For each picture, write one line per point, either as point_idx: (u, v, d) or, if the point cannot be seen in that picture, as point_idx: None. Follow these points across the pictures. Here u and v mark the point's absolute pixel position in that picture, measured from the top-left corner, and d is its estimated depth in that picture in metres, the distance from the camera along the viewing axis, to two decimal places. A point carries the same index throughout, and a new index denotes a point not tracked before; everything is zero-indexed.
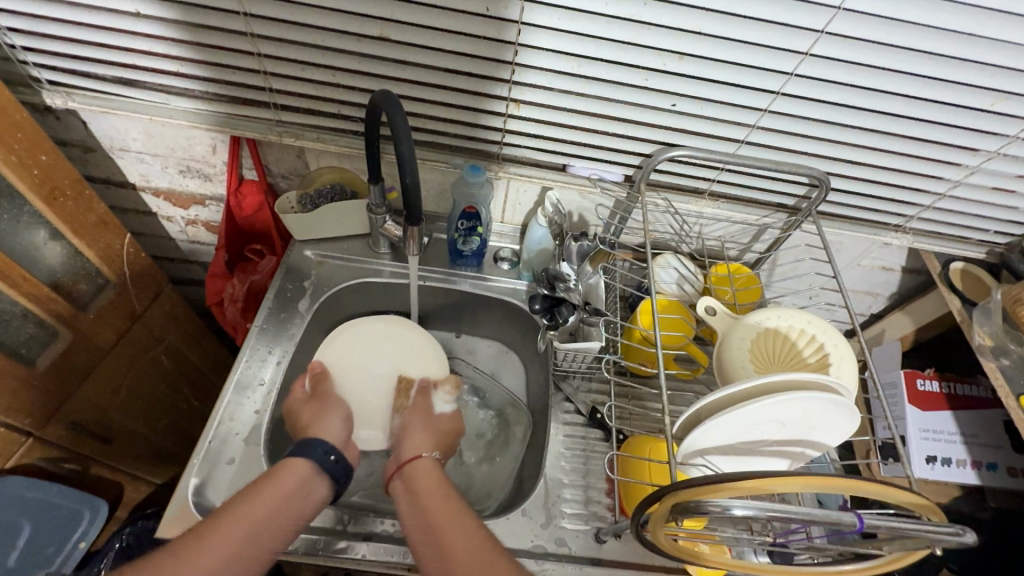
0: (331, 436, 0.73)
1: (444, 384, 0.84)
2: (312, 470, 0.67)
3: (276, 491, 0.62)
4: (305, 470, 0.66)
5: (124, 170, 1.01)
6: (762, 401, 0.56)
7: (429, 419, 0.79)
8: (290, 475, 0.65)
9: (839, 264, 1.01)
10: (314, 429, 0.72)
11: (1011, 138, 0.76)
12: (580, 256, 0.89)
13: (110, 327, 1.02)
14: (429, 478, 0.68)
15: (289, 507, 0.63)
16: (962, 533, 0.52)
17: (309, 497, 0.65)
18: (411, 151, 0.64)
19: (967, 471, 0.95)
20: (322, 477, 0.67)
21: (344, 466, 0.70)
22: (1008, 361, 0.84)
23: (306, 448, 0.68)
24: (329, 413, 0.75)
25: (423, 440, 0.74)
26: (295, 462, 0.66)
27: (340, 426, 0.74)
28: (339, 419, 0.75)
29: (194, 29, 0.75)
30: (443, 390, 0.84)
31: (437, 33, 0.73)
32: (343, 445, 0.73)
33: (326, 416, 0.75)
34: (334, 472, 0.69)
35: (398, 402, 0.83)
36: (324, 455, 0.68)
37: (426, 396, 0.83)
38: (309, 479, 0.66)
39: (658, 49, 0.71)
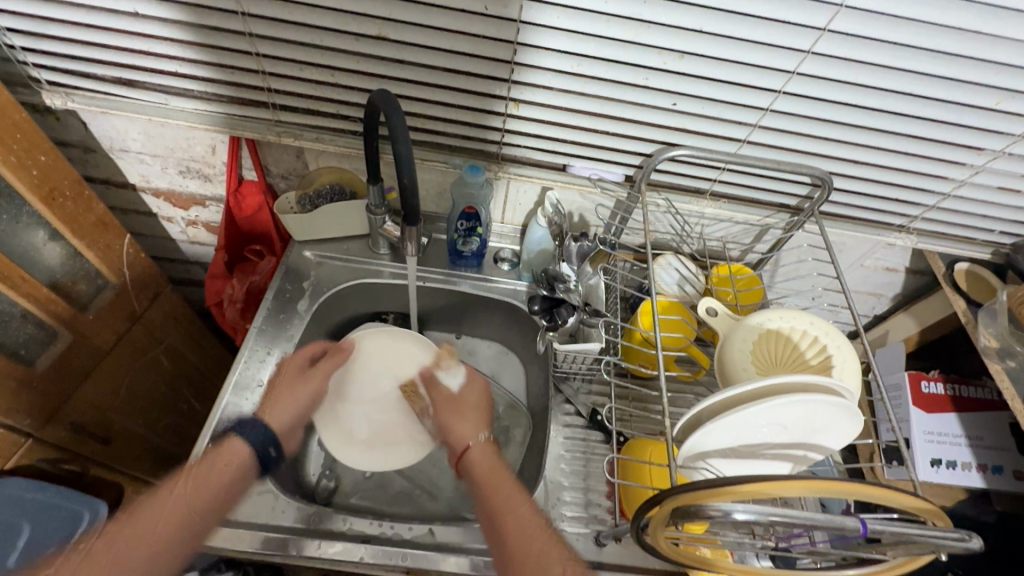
0: (277, 421, 0.77)
1: (441, 362, 0.87)
2: (244, 456, 0.71)
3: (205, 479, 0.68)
4: (242, 455, 0.71)
5: (124, 170, 1.01)
6: (765, 403, 0.55)
7: (459, 404, 0.81)
8: (227, 459, 0.70)
9: (842, 264, 1.00)
10: (271, 407, 0.78)
11: (1016, 137, 0.75)
12: (580, 256, 0.89)
13: (109, 328, 1.02)
14: (485, 463, 0.73)
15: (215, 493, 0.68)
16: (966, 538, 0.51)
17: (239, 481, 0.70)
18: (409, 150, 0.64)
19: (972, 474, 0.94)
20: (253, 465, 0.72)
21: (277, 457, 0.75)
22: (1015, 363, 0.83)
23: (246, 428, 0.73)
24: (290, 396, 0.79)
25: (466, 427, 0.77)
26: (235, 444, 0.71)
27: (291, 413, 0.79)
28: (297, 407, 0.80)
29: (192, 28, 0.75)
30: (445, 368, 0.86)
31: (435, 32, 0.72)
32: (281, 434, 0.77)
33: (288, 400, 0.79)
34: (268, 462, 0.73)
35: (416, 408, 0.86)
36: (264, 448, 0.73)
37: (437, 386, 0.85)
38: (241, 464, 0.71)
39: (658, 47, 0.70)
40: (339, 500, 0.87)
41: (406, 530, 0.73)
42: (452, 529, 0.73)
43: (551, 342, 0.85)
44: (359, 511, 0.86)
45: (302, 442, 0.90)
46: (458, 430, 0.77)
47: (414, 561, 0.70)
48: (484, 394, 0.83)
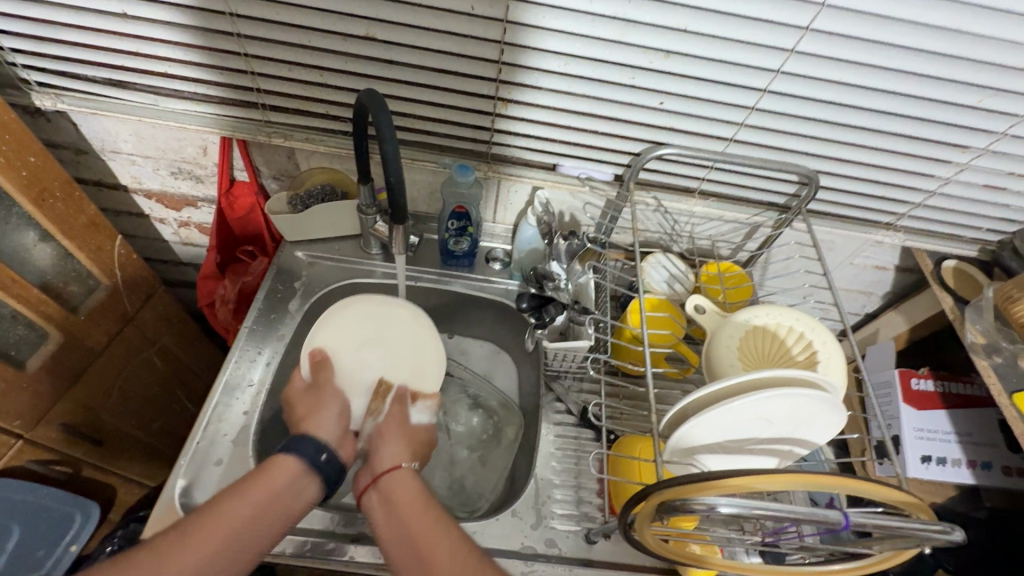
0: (326, 432, 0.69)
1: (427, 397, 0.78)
2: (302, 468, 0.63)
3: (264, 491, 0.60)
4: (297, 468, 0.63)
5: (115, 172, 1.01)
6: (746, 398, 0.56)
7: (407, 427, 0.74)
8: (282, 472, 0.62)
9: (831, 263, 1.00)
10: (307, 422, 0.69)
11: (999, 135, 0.75)
12: (570, 255, 0.88)
13: (101, 329, 1.02)
14: (410, 491, 0.64)
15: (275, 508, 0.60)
16: (949, 531, 0.52)
17: (297, 496, 0.62)
18: (395, 148, 0.64)
19: (961, 471, 0.94)
20: (313, 479, 0.64)
21: (336, 465, 0.66)
22: (1001, 359, 0.84)
23: (297, 446, 0.65)
24: (324, 406, 0.71)
25: (398, 449, 0.70)
26: (288, 459, 0.63)
27: (335, 421, 0.70)
28: (333, 414, 0.71)
29: (182, 30, 0.76)
30: (424, 403, 0.78)
31: (423, 32, 0.73)
32: (337, 440, 0.69)
33: (320, 412, 0.70)
34: (325, 471, 0.65)
35: (372, 407, 0.75)
36: (314, 454, 0.65)
37: (403, 406, 0.76)
38: (300, 476, 0.63)
39: (643, 47, 0.71)
40: (331, 499, 0.87)
41: None
42: None
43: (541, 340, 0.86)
44: (352, 510, 0.86)
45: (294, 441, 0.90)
46: (390, 450, 0.69)
47: None
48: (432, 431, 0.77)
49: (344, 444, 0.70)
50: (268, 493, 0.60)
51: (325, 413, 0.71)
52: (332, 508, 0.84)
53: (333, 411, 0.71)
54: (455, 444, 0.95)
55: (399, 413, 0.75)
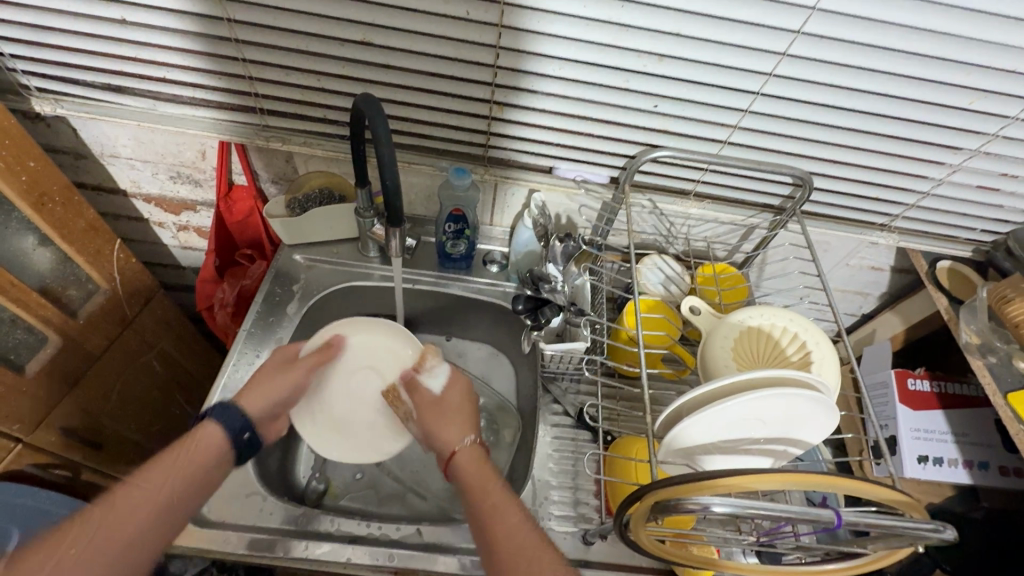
0: (254, 409, 0.73)
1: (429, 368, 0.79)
2: (228, 441, 0.69)
3: (189, 459, 0.66)
4: (222, 439, 0.69)
5: (114, 176, 1.01)
6: (739, 398, 0.56)
7: (438, 404, 0.75)
8: (204, 443, 0.68)
9: (826, 264, 1.01)
10: (245, 394, 0.73)
11: (991, 136, 0.76)
12: (566, 257, 0.89)
13: (100, 333, 1.02)
14: (474, 467, 0.67)
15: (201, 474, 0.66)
16: (942, 529, 0.52)
17: (220, 462, 0.69)
18: (391, 153, 0.64)
19: (958, 471, 0.94)
20: (233, 450, 0.70)
21: (254, 443, 0.72)
22: (996, 359, 0.84)
23: (226, 419, 0.70)
24: (269, 386, 0.75)
25: (448, 431, 0.71)
26: (214, 429, 0.69)
27: (269, 403, 0.74)
28: (278, 395, 0.75)
29: (180, 36, 0.76)
30: (427, 370, 0.79)
31: (419, 37, 0.74)
32: (262, 419, 0.74)
33: (268, 385, 0.75)
34: (243, 448, 0.71)
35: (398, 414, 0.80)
36: (239, 430, 0.70)
37: (419, 388, 0.78)
38: (223, 448, 0.69)
39: (637, 50, 0.72)
40: (328, 502, 0.87)
41: (394, 531, 0.73)
42: (441, 529, 0.74)
43: (538, 341, 0.87)
44: (349, 512, 0.86)
45: (291, 443, 0.90)
46: (444, 435, 0.71)
47: (400, 561, 0.70)
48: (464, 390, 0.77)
49: (268, 425, 0.75)
50: (192, 458, 0.66)
51: (267, 391, 0.75)
52: (330, 511, 0.84)
53: (277, 382, 0.75)
54: None
55: (422, 397, 0.77)
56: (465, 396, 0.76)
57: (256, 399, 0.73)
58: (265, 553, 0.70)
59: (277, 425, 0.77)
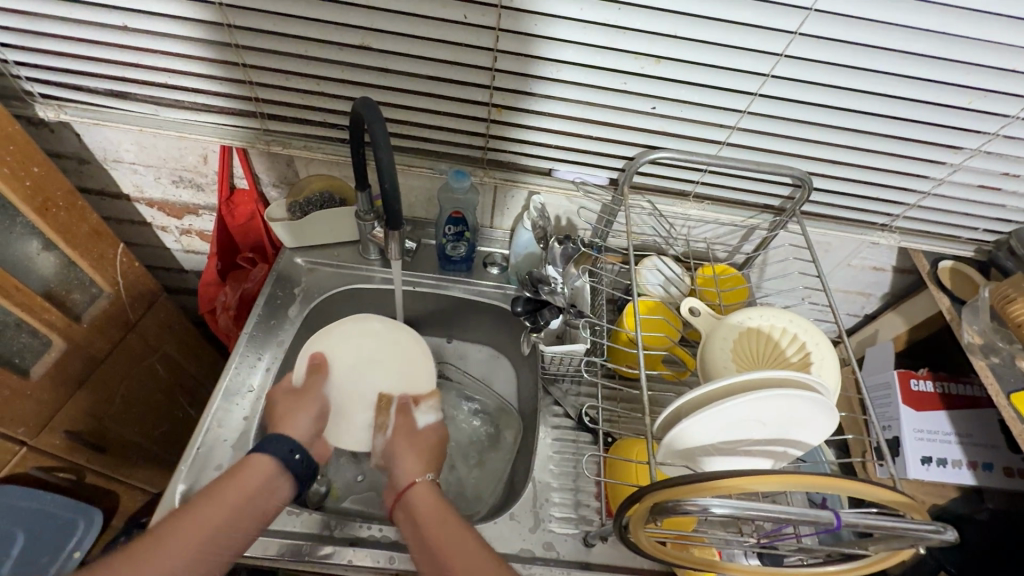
0: (297, 434, 0.71)
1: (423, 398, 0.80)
2: (278, 466, 0.66)
3: (240, 489, 0.62)
4: (271, 465, 0.65)
5: (117, 181, 1.02)
6: (737, 399, 0.56)
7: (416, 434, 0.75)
8: (253, 471, 0.64)
9: (827, 264, 1.01)
10: (282, 425, 0.71)
11: (991, 135, 0.76)
12: (565, 259, 0.89)
13: (103, 337, 1.03)
14: (430, 503, 0.65)
15: (254, 506, 0.62)
16: (943, 531, 0.52)
17: (274, 491, 0.65)
18: (389, 156, 0.65)
19: (962, 471, 0.94)
20: (286, 476, 0.66)
21: (308, 464, 0.69)
22: (999, 359, 0.84)
23: (271, 447, 0.67)
24: (299, 408, 0.74)
25: (408, 461, 0.70)
26: (262, 458, 0.65)
27: (309, 420, 0.73)
28: (309, 416, 0.73)
29: (182, 42, 0.77)
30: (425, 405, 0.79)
31: (417, 41, 0.74)
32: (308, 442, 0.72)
33: (298, 415, 0.73)
34: (297, 470, 0.67)
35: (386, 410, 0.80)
36: (287, 453, 0.67)
37: (408, 414, 0.78)
38: (273, 475, 0.65)
39: (634, 53, 0.72)
40: (330, 504, 0.87)
41: (395, 533, 0.73)
42: None
43: (538, 343, 0.87)
44: (350, 515, 0.86)
45: None
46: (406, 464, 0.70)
47: (402, 564, 0.71)
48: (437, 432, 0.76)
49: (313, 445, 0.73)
50: (247, 488, 0.63)
51: (298, 414, 0.73)
52: (331, 513, 0.85)
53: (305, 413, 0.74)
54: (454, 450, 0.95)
55: (403, 424, 0.77)
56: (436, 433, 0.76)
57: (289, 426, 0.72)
58: (268, 556, 0.70)
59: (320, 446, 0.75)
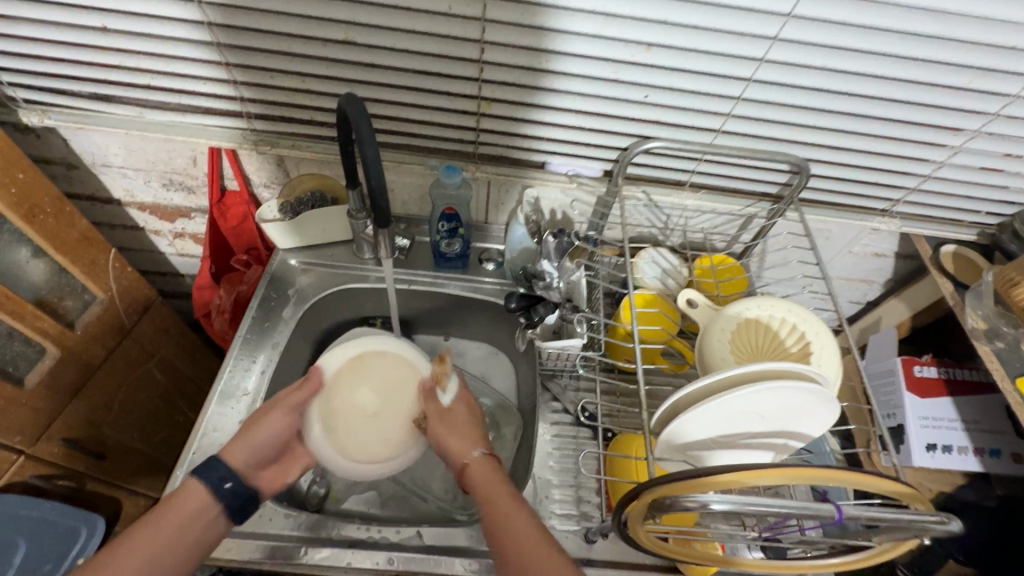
0: (248, 458, 0.67)
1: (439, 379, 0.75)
2: (209, 498, 0.62)
3: (175, 518, 0.60)
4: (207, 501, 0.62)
5: (108, 186, 1.01)
6: (735, 392, 0.55)
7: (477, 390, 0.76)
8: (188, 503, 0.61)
9: (828, 251, 0.99)
10: (249, 434, 0.68)
11: (992, 116, 0.74)
12: (560, 252, 0.85)
13: (98, 344, 1.02)
14: (486, 480, 0.64)
15: (186, 538, 0.60)
16: (947, 521, 0.51)
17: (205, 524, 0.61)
18: (376, 153, 0.63)
19: (968, 458, 0.93)
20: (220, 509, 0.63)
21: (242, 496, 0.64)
22: (1002, 344, 0.83)
23: (208, 470, 0.63)
24: (260, 430, 0.68)
25: (464, 435, 0.69)
26: (198, 487, 0.62)
27: (253, 448, 0.67)
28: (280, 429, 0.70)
29: (165, 41, 0.76)
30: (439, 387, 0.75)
31: (403, 34, 0.72)
32: (251, 470, 0.67)
33: (268, 426, 0.69)
34: (229, 500, 0.63)
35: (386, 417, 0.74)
36: (217, 482, 0.63)
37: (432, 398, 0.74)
38: (207, 508, 0.62)
39: (625, 40, 0.70)
40: (330, 506, 0.86)
41: (394, 534, 0.73)
42: (442, 531, 0.73)
43: (534, 340, 0.85)
44: (352, 516, 0.85)
45: None
46: (467, 432, 0.69)
47: (402, 565, 0.70)
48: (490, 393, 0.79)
49: (259, 476, 0.68)
50: (183, 521, 0.60)
51: (271, 433, 0.69)
52: (330, 514, 0.84)
53: (275, 427, 0.69)
54: None
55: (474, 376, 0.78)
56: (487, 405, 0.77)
57: (248, 447, 0.67)
58: (266, 559, 0.69)
59: (274, 474, 0.70)
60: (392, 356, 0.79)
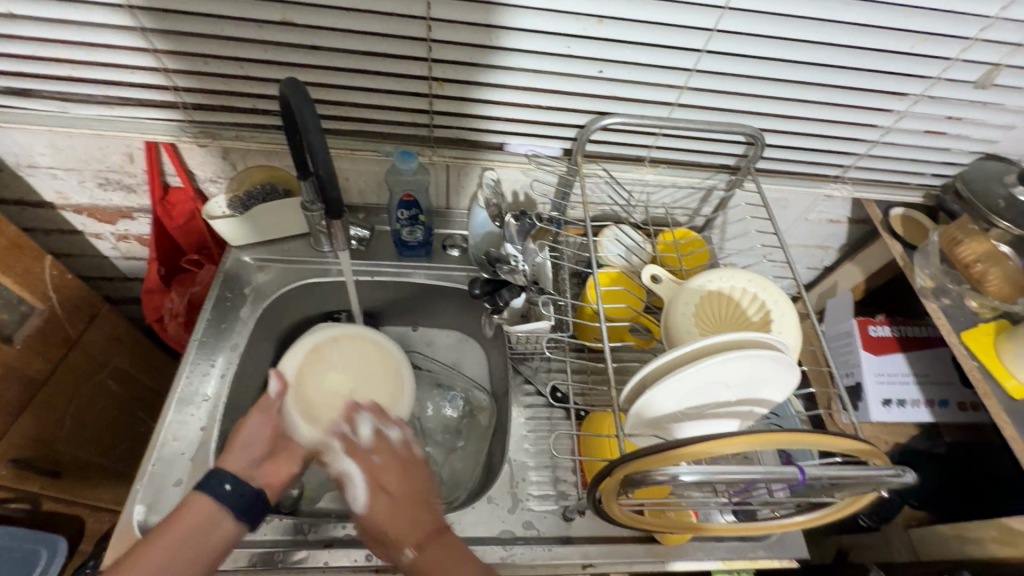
0: (240, 458, 0.64)
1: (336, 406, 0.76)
2: (212, 507, 0.59)
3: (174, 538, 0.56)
4: (208, 507, 0.58)
5: (37, 188, 0.94)
6: (701, 364, 0.55)
7: (387, 460, 0.64)
8: (189, 517, 0.57)
9: (786, 220, 1.01)
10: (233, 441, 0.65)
11: (934, 80, 0.76)
12: (523, 234, 0.82)
13: (42, 357, 0.96)
14: (437, 562, 0.57)
15: (193, 552, 0.56)
16: (901, 473, 0.53)
17: (212, 534, 0.58)
18: (322, 140, 0.60)
19: (920, 410, 0.98)
20: (227, 513, 0.59)
21: (246, 493, 0.60)
22: (948, 300, 0.88)
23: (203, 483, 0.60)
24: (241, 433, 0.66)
25: (392, 526, 0.59)
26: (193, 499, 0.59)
27: (243, 450, 0.64)
28: (263, 425, 0.67)
29: (82, 27, 0.70)
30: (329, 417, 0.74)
31: (344, 13, 0.69)
32: (251, 471, 0.63)
33: (248, 432, 0.66)
34: (233, 499, 0.59)
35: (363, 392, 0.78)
36: (217, 487, 0.59)
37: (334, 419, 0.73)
38: (212, 515, 0.58)
39: (576, 14, 0.69)
40: (304, 506, 0.85)
41: None
42: None
43: (502, 325, 0.84)
44: (327, 515, 0.84)
45: None
46: (390, 537, 0.59)
47: (381, 560, 0.69)
48: (409, 446, 0.67)
49: (261, 472, 0.64)
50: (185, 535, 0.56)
51: (253, 429, 0.66)
52: (304, 516, 0.82)
53: (257, 426, 0.67)
54: (428, 438, 0.93)
55: (374, 457, 0.64)
56: (416, 461, 0.66)
57: (241, 451, 0.64)
58: (241, 566, 0.68)
59: (278, 469, 0.65)
60: (345, 340, 0.83)
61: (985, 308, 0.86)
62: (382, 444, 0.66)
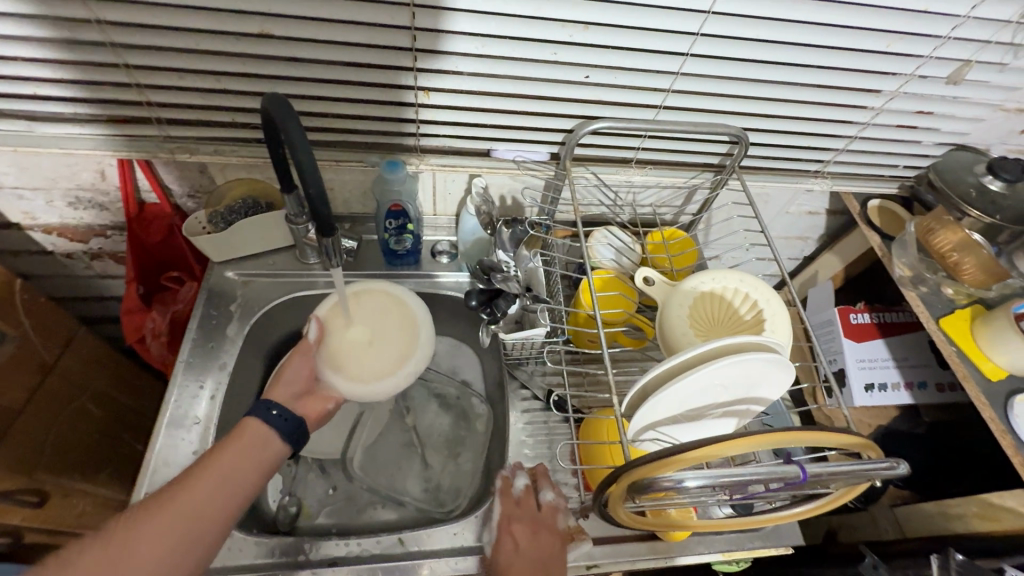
0: (283, 389, 0.68)
1: (356, 356, 0.71)
2: (262, 431, 0.62)
3: (232, 459, 0.59)
4: (258, 429, 0.62)
5: (3, 209, 0.90)
6: (701, 370, 0.56)
7: (523, 511, 0.71)
8: (245, 440, 0.61)
9: (768, 214, 1.03)
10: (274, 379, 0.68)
11: (907, 77, 0.78)
12: (514, 242, 0.86)
13: (17, 385, 0.92)
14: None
15: (243, 472, 0.59)
16: (894, 465, 0.55)
17: (266, 455, 0.62)
18: (311, 156, 0.58)
19: (901, 393, 1.01)
20: (276, 436, 0.63)
21: (293, 420, 0.64)
22: (926, 289, 0.90)
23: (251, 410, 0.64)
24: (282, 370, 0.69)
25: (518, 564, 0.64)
26: (247, 423, 0.62)
27: (285, 383, 0.68)
28: (303, 364, 0.70)
29: (46, 44, 0.67)
30: (353, 369, 0.70)
31: (325, 24, 0.67)
32: (292, 402, 0.68)
33: (288, 373, 0.69)
34: (282, 424, 0.63)
35: (395, 344, 0.73)
36: (265, 411, 0.64)
37: (357, 367, 0.70)
38: (263, 437, 0.62)
39: (561, 21, 0.68)
40: (303, 523, 0.84)
41: (374, 545, 0.71)
42: (423, 534, 0.72)
43: (498, 332, 0.84)
44: (326, 531, 0.83)
45: None
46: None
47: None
48: (556, 515, 0.70)
49: (301, 405, 0.68)
50: (236, 458, 0.59)
51: (294, 369, 0.69)
52: (303, 535, 0.81)
53: (297, 368, 0.69)
54: (426, 446, 0.93)
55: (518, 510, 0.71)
56: (556, 530, 0.69)
57: (284, 385, 0.68)
58: None
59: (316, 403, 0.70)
60: (369, 294, 0.76)
61: (961, 295, 0.90)
62: (530, 501, 0.72)
